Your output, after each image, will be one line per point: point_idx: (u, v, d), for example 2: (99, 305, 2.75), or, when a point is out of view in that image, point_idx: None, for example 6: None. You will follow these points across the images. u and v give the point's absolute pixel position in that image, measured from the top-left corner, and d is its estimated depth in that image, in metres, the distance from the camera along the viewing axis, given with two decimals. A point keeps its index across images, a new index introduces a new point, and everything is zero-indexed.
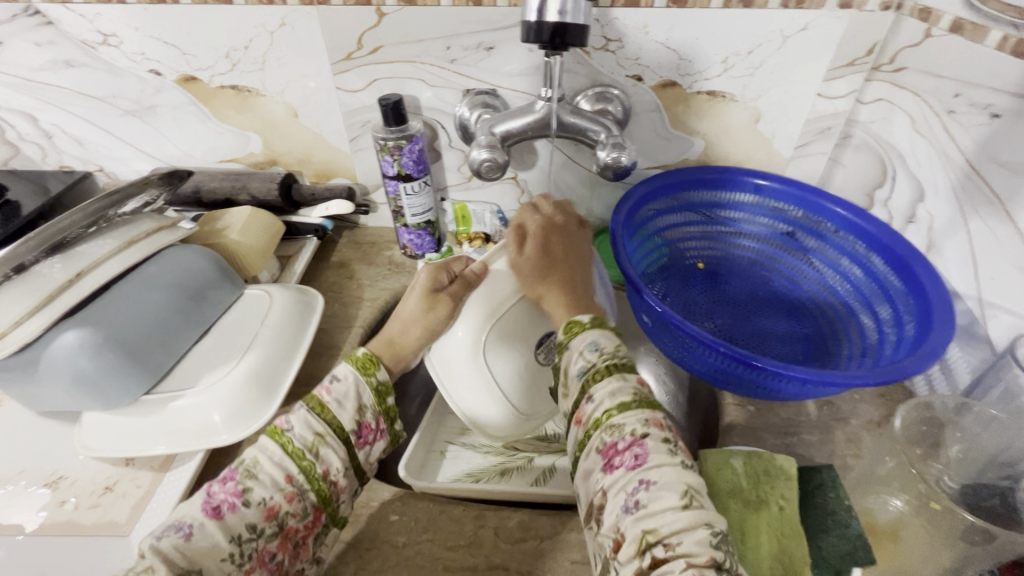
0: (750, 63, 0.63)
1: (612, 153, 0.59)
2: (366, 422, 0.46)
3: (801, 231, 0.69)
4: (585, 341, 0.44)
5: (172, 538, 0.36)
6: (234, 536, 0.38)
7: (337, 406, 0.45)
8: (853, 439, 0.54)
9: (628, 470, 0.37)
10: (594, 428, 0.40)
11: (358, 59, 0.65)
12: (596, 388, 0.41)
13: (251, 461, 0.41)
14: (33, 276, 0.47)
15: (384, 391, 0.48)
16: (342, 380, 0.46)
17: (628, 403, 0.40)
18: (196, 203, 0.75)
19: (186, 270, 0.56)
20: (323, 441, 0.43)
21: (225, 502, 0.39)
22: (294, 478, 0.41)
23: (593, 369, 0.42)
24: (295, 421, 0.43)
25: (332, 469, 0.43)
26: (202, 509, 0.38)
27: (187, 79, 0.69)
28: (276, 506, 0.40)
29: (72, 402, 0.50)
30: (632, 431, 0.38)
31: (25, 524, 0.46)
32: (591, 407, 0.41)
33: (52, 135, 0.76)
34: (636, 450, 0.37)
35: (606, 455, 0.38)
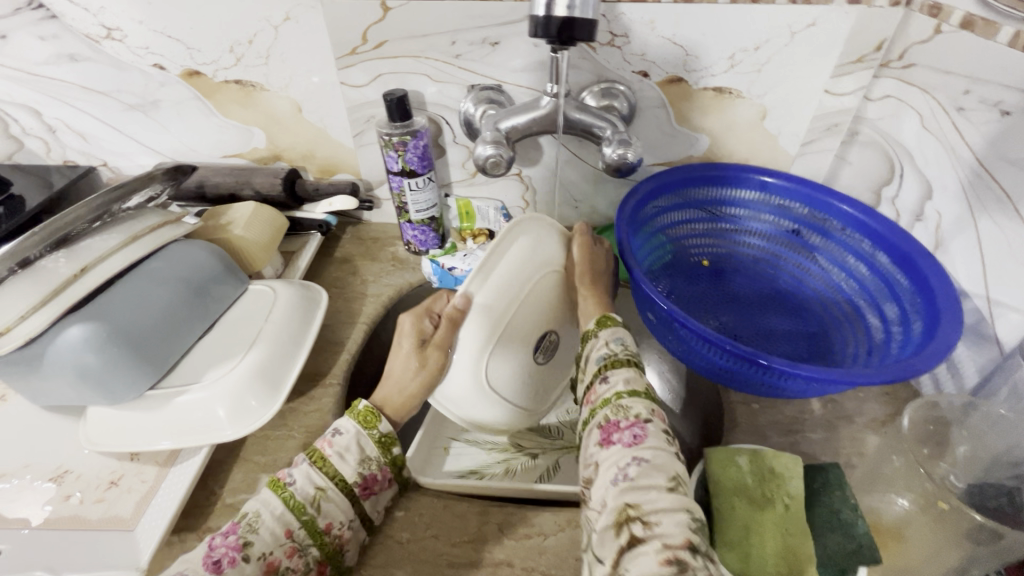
0: (757, 60, 0.62)
1: (618, 150, 0.59)
2: (371, 474, 0.44)
3: (806, 228, 0.68)
4: (610, 334, 0.48)
5: None
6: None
7: (338, 460, 0.43)
8: (859, 438, 0.54)
9: (625, 446, 0.38)
10: (602, 407, 0.42)
11: (362, 54, 0.65)
12: (612, 371, 0.44)
13: (253, 515, 0.40)
14: (38, 270, 0.47)
15: (389, 442, 0.46)
16: (343, 434, 0.45)
17: (639, 390, 0.42)
18: (200, 198, 0.75)
19: (190, 265, 0.56)
20: (324, 495, 0.42)
21: (225, 556, 0.37)
22: (294, 532, 0.40)
23: (614, 357, 0.45)
24: (297, 475, 0.42)
25: (335, 523, 0.42)
26: (202, 564, 0.37)
27: (191, 74, 0.68)
28: (276, 561, 0.39)
29: (77, 396, 0.50)
30: (636, 413, 0.40)
31: (32, 518, 0.46)
32: (604, 387, 0.43)
33: (56, 130, 0.75)
34: (636, 430, 0.39)
35: (606, 430, 0.40)
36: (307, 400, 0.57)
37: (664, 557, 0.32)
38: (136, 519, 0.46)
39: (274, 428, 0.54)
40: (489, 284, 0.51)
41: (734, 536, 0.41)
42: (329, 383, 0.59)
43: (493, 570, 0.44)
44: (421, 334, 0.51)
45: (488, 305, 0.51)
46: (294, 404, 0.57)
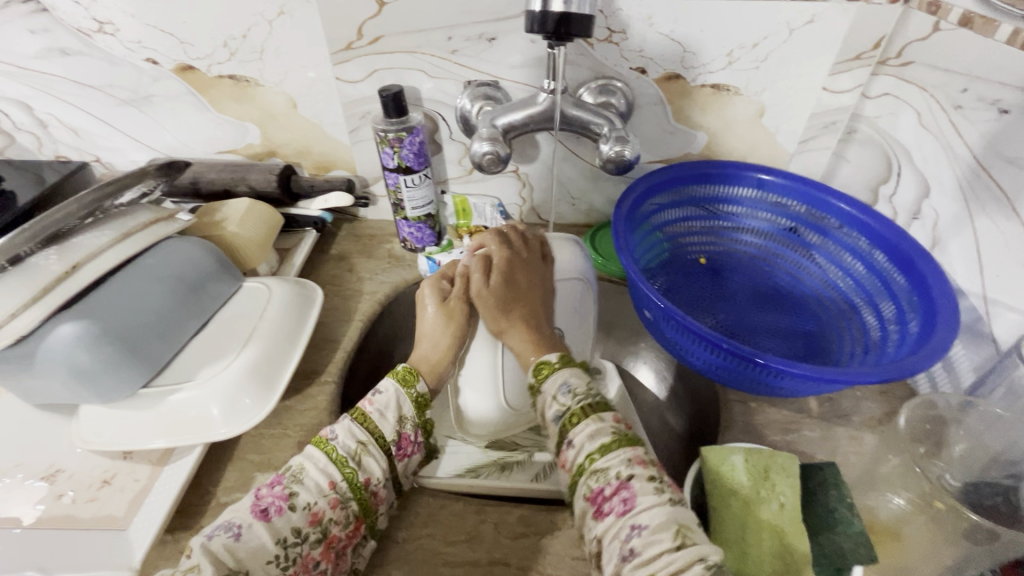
0: (756, 56, 0.62)
1: (616, 147, 0.58)
2: (405, 434, 0.46)
3: (804, 226, 0.68)
4: (558, 384, 0.47)
5: (223, 538, 0.37)
6: (281, 539, 0.38)
7: (379, 417, 0.46)
8: (855, 436, 0.54)
9: (618, 516, 0.38)
10: (579, 476, 0.41)
11: (358, 49, 0.64)
12: (574, 432, 0.43)
13: (297, 469, 0.42)
14: (29, 268, 0.47)
15: (423, 403, 0.49)
16: (383, 393, 0.48)
17: (609, 444, 0.42)
18: (194, 194, 0.74)
19: (184, 263, 0.56)
20: (366, 449, 0.43)
21: (273, 504, 0.39)
22: (337, 485, 0.42)
23: (570, 413, 0.44)
24: (339, 430, 0.44)
25: (374, 478, 0.43)
26: (251, 511, 0.38)
27: (184, 68, 0.68)
28: (320, 512, 0.40)
29: (69, 395, 0.50)
30: (616, 474, 0.40)
31: (23, 518, 0.46)
32: (573, 452, 0.43)
33: (48, 125, 0.75)
34: (623, 494, 0.38)
35: (595, 502, 0.40)
36: (302, 399, 0.57)
37: None
38: (128, 518, 0.46)
39: (268, 427, 0.54)
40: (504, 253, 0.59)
41: (730, 535, 0.41)
42: (325, 381, 0.59)
43: (489, 569, 0.44)
44: (442, 292, 0.56)
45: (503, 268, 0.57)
46: (289, 403, 0.57)
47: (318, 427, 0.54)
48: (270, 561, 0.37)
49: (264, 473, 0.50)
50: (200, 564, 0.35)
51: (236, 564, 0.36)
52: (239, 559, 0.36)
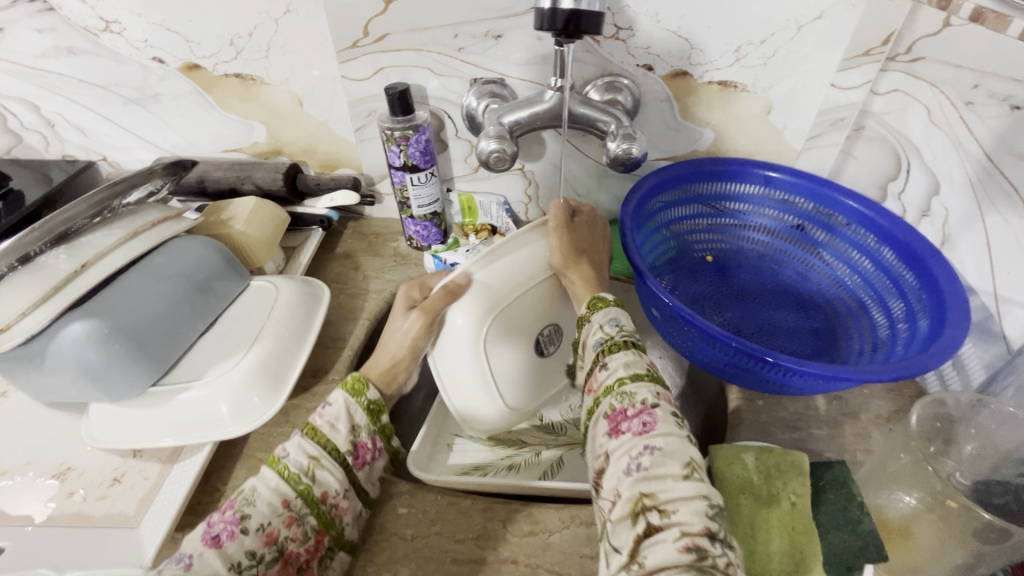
0: (763, 53, 0.62)
1: (622, 145, 0.58)
2: (360, 442, 0.45)
3: (811, 224, 0.68)
4: (605, 317, 0.47)
5: (173, 569, 0.36)
6: (235, 564, 0.37)
7: (330, 430, 0.44)
8: (863, 434, 0.53)
9: (635, 435, 0.38)
10: (604, 395, 0.42)
11: (363, 47, 0.64)
12: (610, 357, 0.43)
13: (248, 490, 0.40)
14: (38, 267, 0.47)
15: (376, 410, 0.47)
16: (334, 404, 0.46)
17: (642, 373, 0.41)
18: (200, 193, 0.74)
19: (192, 262, 0.56)
20: (319, 463, 0.42)
21: (224, 530, 0.38)
22: (291, 503, 0.40)
23: (611, 341, 0.45)
24: (291, 447, 0.43)
25: (331, 492, 0.42)
26: (201, 538, 0.37)
27: (190, 67, 0.68)
28: (275, 532, 0.39)
29: (79, 393, 0.50)
30: (642, 399, 0.39)
31: (35, 515, 0.46)
32: (604, 374, 0.43)
33: (54, 124, 0.75)
34: (644, 417, 0.38)
35: (614, 420, 0.40)
36: (310, 397, 0.57)
37: (682, 545, 0.32)
38: (139, 516, 0.46)
39: (277, 425, 0.54)
40: (486, 260, 0.52)
41: (741, 534, 0.41)
42: (332, 379, 0.59)
43: (498, 567, 0.44)
44: (413, 301, 0.54)
45: (485, 286, 0.52)
46: (297, 401, 0.57)
47: None
48: None
49: None
50: None
51: None
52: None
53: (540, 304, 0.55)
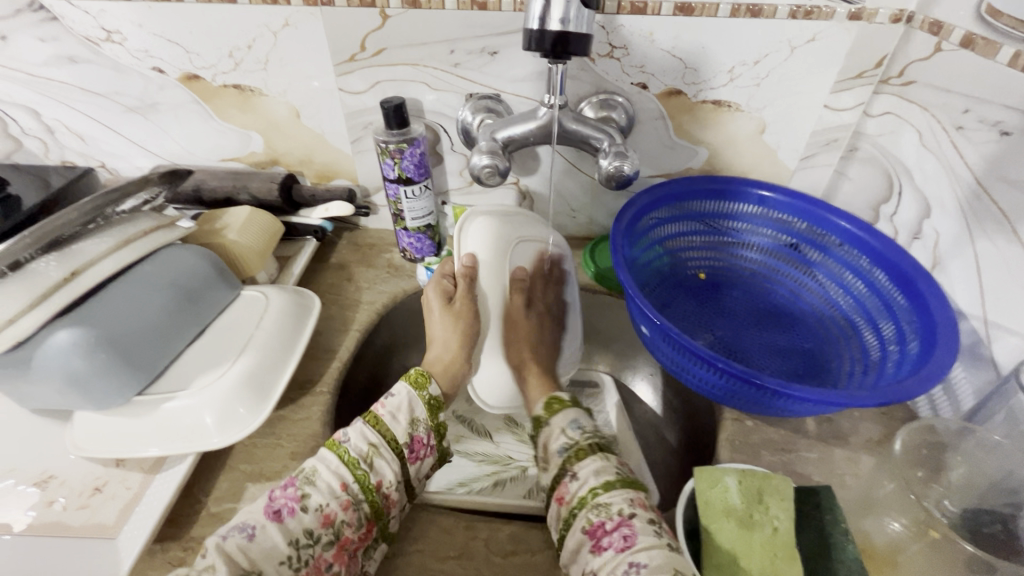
0: (757, 74, 0.62)
1: (615, 162, 0.59)
2: (417, 436, 0.48)
3: (805, 243, 0.68)
4: (566, 419, 0.49)
5: (236, 539, 0.38)
6: (293, 540, 0.39)
7: (391, 419, 0.47)
8: (852, 458, 0.53)
9: (617, 551, 0.38)
10: (579, 507, 0.42)
11: (361, 61, 0.65)
12: (579, 467, 0.45)
13: (309, 471, 0.43)
14: (28, 273, 0.47)
15: (436, 405, 0.51)
16: (396, 395, 0.49)
17: (612, 480, 0.43)
18: (197, 201, 0.75)
19: (183, 270, 0.56)
20: (378, 452, 0.45)
21: (285, 506, 0.41)
22: (349, 487, 0.43)
23: (576, 446, 0.47)
24: (351, 433, 0.46)
25: (385, 481, 0.44)
26: (264, 512, 0.40)
27: (189, 77, 0.68)
28: (333, 514, 0.41)
29: (65, 401, 0.50)
30: (619, 510, 0.41)
31: (13, 525, 0.46)
32: (575, 485, 0.44)
33: (55, 131, 0.75)
34: (624, 530, 0.39)
35: (594, 535, 0.40)
36: (296, 408, 0.57)
37: None
38: (119, 527, 0.45)
39: (262, 437, 0.54)
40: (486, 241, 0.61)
41: (723, 560, 0.40)
42: (319, 391, 0.59)
43: None
44: (446, 293, 0.60)
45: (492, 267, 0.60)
46: (283, 412, 0.57)
47: (312, 438, 0.54)
48: (282, 562, 0.38)
49: (256, 484, 0.50)
50: (215, 564, 0.36)
51: (251, 565, 0.37)
52: (253, 561, 0.37)
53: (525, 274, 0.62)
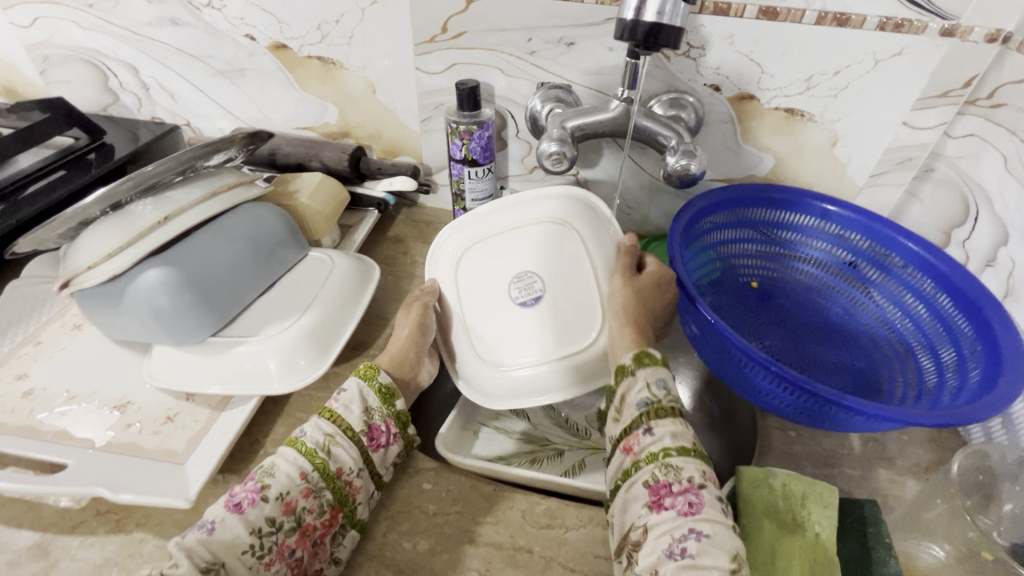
0: (835, 84, 0.61)
1: (682, 160, 0.59)
2: (375, 424, 0.48)
3: (864, 261, 0.67)
4: (653, 376, 0.47)
5: (196, 534, 0.38)
6: (255, 529, 0.39)
7: (345, 410, 0.47)
8: (897, 480, 0.52)
9: (681, 514, 0.39)
10: (647, 462, 0.42)
11: (440, 42, 0.67)
12: (656, 423, 0.44)
13: (267, 465, 0.43)
14: (127, 214, 0.51)
15: (389, 394, 0.50)
16: (347, 388, 0.49)
17: (688, 448, 0.42)
18: (271, 165, 0.79)
19: (260, 226, 0.59)
20: (334, 440, 0.45)
21: (246, 498, 0.40)
22: (308, 475, 0.43)
23: (657, 405, 0.45)
24: (307, 427, 0.46)
25: (346, 469, 0.45)
26: (224, 506, 0.40)
27: (277, 46, 0.72)
28: (293, 502, 0.41)
29: (147, 334, 0.54)
30: (689, 478, 0.40)
31: (95, 440, 0.50)
32: (648, 440, 0.43)
33: (149, 88, 0.81)
34: (690, 498, 0.39)
35: (657, 493, 0.40)
36: (350, 367, 0.60)
37: None
38: (187, 454, 0.49)
39: (318, 389, 0.57)
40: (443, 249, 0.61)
41: (759, 557, 0.41)
42: (372, 353, 0.62)
43: (513, 553, 0.45)
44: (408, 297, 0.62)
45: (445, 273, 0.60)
46: (339, 369, 0.60)
47: None
48: (245, 552, 0.38)
49: None
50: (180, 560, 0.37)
51: (213, 556, 0.37)
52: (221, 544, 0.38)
53: (480, 277, 0.57)
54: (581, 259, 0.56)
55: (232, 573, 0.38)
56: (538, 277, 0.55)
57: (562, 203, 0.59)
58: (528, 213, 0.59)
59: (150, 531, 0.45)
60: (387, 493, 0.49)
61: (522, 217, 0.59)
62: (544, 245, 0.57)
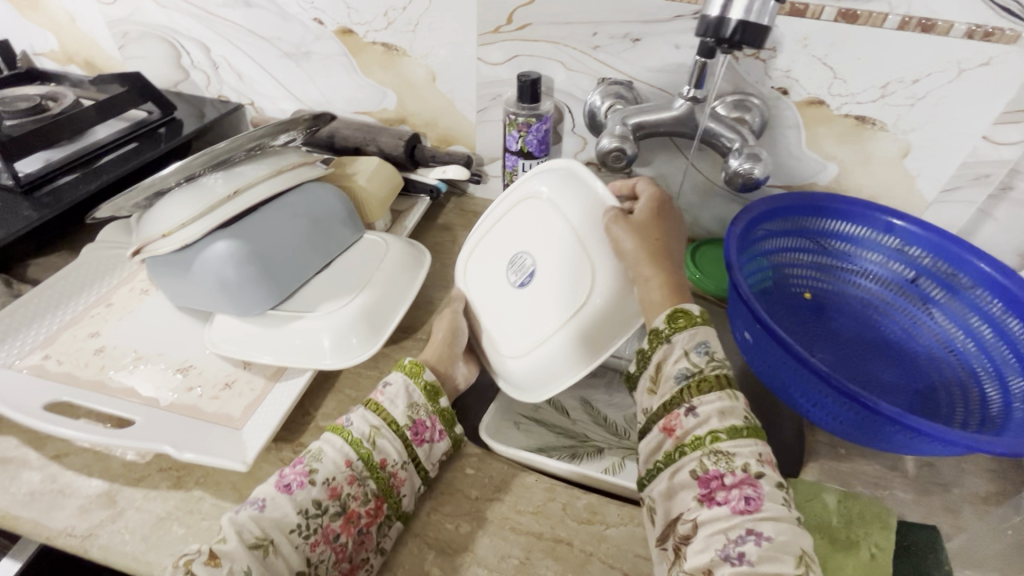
0: (913, 93, 0.59)
1: (746, 163, 0.58)
2: (420, 420, 0.48)
3: (929, 279, 0.64)
4: (692, 341, 0.44)
5: (248, 510, 0.40)
6: (302, 510, 0.41)
7: (390, 404, 0.48)
8: (953, 508, 0.50)
9: (736, 512, 0.36)
10: (693, 447, 0.39)
11: (505, 33, 0.67)
12: (700, 402, 0.41)
13: (315, 450, 0.44)
14: (200, 187, 0.53)
15: (433, 391, 0.51)
16: (392, 384, 0.50)
17: (738, 427, 0.39)
18: (329, 147, 0.81)
19: (320, 206, 0.60)
20: (379, 433, 0.46)
21: (295, 480, 0.42)
22: (353, 463, 0.44)
23: (700, 377, 0.42)
24: (353, 418, 0.47)
25: (390, 461, 0.45)
26: (275, 486, 0.42)
27: (344, 31, 0.74)
28: (338, 488, 0.43)
29: (212, 304, 0.56)
30: (743, 467, 0.37)
31: (159, 400, 0.52)
32: (692, 421, 0.40)
33: (218, 67, 0.84)
34: (747, 492, 0.36)
35: (707, 485, 0.38)
36: (398, 349, 0.62)
37: None
38: (243, 420, 0.51)
39: (367, 368, 0.59)
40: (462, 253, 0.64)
41: None
42: (420, 337, 0.63)
43: (553, 544, 0.45)
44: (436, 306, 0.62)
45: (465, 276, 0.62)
46: (388, 350, 0.61)
47: None
48: (292, 531, 0.40)
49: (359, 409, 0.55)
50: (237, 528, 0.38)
51: (262, 533, 0.39)
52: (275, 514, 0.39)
53: (487, 271, 0.59)
54: (555, 219, 0.54)
55: (279, 551, 0.39)
56: (527, 254, 0.55)
57: (543, 174, 0.57)
58: (510, 200, 0.59)
59: (209, 489, 0.47)
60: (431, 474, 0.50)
61: (507, 204, 0.60)
62: (529, 222, 0.56)
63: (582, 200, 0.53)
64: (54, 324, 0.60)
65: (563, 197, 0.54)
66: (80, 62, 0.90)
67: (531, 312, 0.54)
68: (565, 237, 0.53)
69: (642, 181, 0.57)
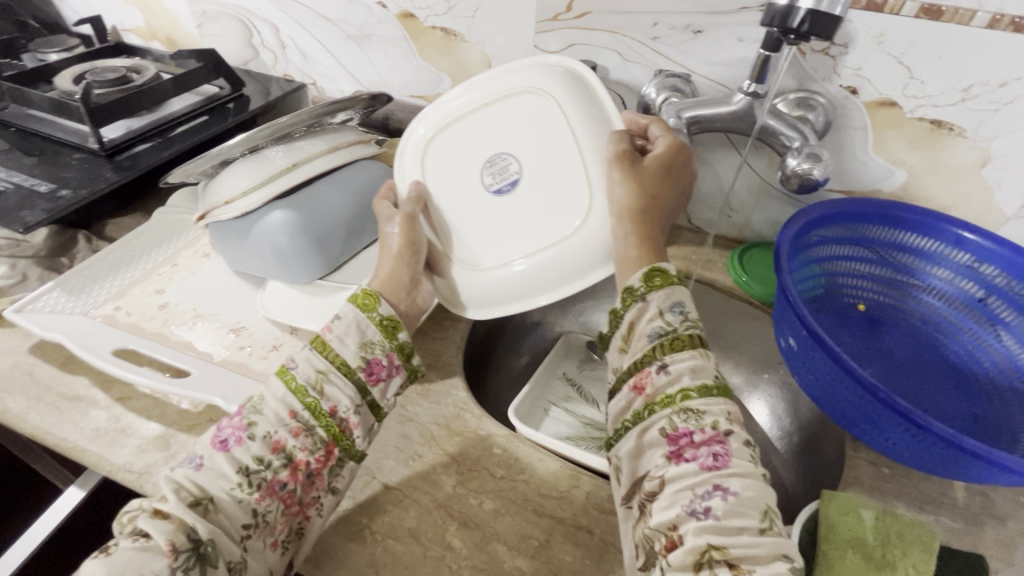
0: (998, 98, 0.55)
1: (805, 163, 0.56)
2: (375, 359, 0.48)
3: (1000, 300, 0.59)
4: (667, 301, 0.43)
5: (185, 468, 0.40)
6: (241, 467, 0.40)
7: (339, 343, 0.47)
8: (1006, 542, 0.47)
9: (705, 468, 0.36)
10: (661, 405, 0.39)
11: (563, 21, 0.67)
12: (671, 360, 0.41)
13: (257, 399, 0.44)
14: (262, 159, 0.56)
15: (390, 326, 0.49)
16: (342, 318, 0.48)
17: (708, 385, 0.39)
18: (384, 129, 0.84)
19: (371, 184, 0.62)
20: (327, 378, 0.45)
21: (231, 436, 0.42)
22: (297, 414, 0.44)
23: (672, 336, 0.41)
24: (300, 360, 0.46)
25: (340, 406, 0.45)
26: (212, 442, 0.42)
27: (406, 15, 0.75)
28: (282, 441, 0.42)
29: (264, 270, 0.59)
30: (712, 424, 0.37)
31: (213, 355, 0.56)
32: (663, 379, 0.40)
33: (286, 47, 0.88)
34: (716, 449, 0.36)
35: (676, 442, 0.38)
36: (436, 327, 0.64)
37: None
38: None
39: None
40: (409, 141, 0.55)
41: None
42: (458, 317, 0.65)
43: (575, 530, 0.45)
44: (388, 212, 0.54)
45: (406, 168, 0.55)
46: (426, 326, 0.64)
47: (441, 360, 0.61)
48: (234, 488, 0.40)
49: None
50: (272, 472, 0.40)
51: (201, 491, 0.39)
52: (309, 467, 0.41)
53: (451, 166, 0.53)
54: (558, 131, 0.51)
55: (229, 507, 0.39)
56: (512, 160, 0.51)
57: (543, 71, 0.52)
58: (497, 85, 0.53)
59: None
60: (460, 449, 0.52)
61: (492, 90, 0.53)
62: (523, 125, 0.52)
63: (593, 121, 0.50)
64: (126, 280, 0.64)
65: (578, 117, 0.50)
66: (162, 39, 0.96)
67: (501, 224, 0.52)
68: (569, 165, 0.50)
69: (654, 121, 0.53)
